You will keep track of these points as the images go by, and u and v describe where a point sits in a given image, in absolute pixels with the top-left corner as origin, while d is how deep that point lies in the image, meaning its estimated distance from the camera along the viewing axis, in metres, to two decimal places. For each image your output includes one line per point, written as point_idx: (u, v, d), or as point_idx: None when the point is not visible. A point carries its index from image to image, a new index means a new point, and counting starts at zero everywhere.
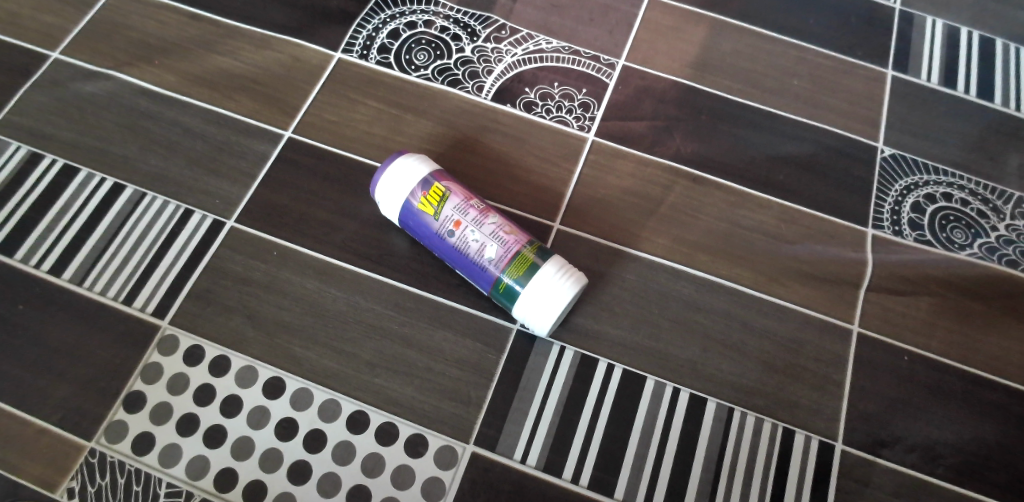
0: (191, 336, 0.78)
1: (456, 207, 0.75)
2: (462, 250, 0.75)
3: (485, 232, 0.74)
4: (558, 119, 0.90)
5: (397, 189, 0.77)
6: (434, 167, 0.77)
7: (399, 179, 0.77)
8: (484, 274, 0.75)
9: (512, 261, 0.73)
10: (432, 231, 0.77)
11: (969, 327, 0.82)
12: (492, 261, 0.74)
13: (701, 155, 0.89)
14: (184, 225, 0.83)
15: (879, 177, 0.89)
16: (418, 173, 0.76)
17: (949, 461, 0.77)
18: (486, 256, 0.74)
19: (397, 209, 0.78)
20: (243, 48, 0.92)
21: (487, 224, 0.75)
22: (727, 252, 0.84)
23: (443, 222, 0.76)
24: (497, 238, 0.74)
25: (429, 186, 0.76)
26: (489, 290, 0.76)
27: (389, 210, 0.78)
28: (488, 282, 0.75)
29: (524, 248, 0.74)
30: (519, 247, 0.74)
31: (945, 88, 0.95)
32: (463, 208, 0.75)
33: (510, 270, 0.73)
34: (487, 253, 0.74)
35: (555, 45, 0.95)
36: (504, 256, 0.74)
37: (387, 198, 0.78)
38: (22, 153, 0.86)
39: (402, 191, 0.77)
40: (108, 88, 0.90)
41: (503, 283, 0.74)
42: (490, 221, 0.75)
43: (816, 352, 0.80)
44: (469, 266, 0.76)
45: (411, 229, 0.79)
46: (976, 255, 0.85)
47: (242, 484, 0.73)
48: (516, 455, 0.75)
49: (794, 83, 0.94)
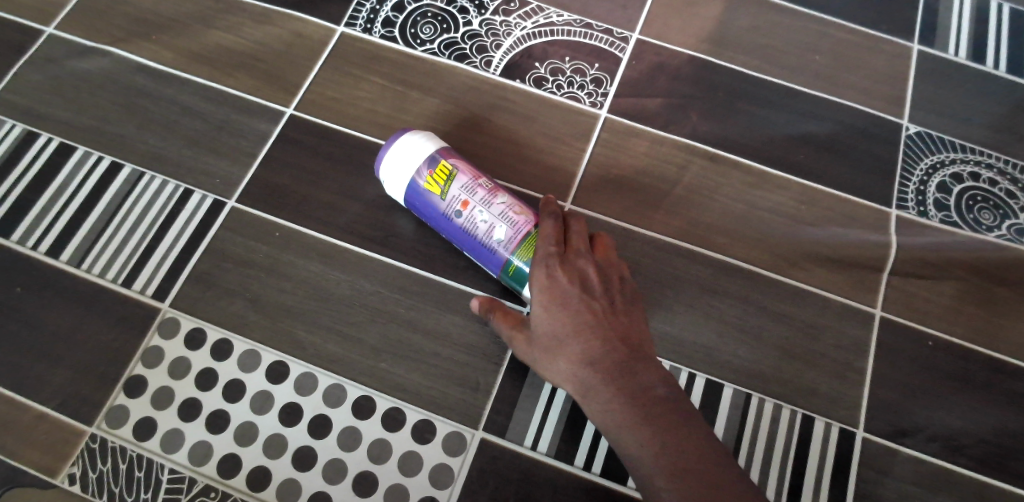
0: (193, 319, 0.76)
1: (464, 187, 0.73)
2: (470, 233, 0.73)
3: (495, 215, 0.72)
4: (570, 95, 0.87)
5: (400, 168, 0.74)
6: (440, 143, 0.75)
7: (403, 154, 0.74)
8: (495, 255, 0.72)
9: (523, 246, 0.71)
10: (439, 212, 0.74)
11: (996, 311, 0.79)
12: (502, 243, 0.71)
13: (717, 134, 0.86)
14: (185, 205, 0.80)
15: (903, 156, 0.86)
16: (423, 149, 0.73)
17: (974, 449, 0.75)
18: (495, 237, 0.72)
19: (402, 190, 0.75)
20: (243, 23, 0.89)
21: (497, 206, 0.72)
22: (744, 234, 0.81)
23: (450, 203, 0.73)
24: (507, 219, 0.71)
25: (436, 164, 0.73)
26: (500, 277, 0.73)
27: (393, 191, 0.76)
28: (499, 268, 0.73)
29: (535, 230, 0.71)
30: (530, 228, 0.71)
31: (973, 63, 0.91)
32: (472, 189, 0.73)
33: (522, 254, 0.71)
34: (496, 239, 0.72)
35: (566, 18, 0.91)
36: (515, 238, 0.71)
37: (390, 178, 0.75)
38: (19, 131, 0.84)
39: (406, 171, 0.74)
40: (104, 65, 0.87)
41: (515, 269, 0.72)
42: (501, 202, 0.72)
43: (836, 338, 0.78)
44: (478, 248, 0.73)
45: (417, 210, 0.76)
46: (1005, 237, 0.83)
47: (245, 471, 0.72)
48: (526, 442, 0.73)
49: (815, 59, 0.90)
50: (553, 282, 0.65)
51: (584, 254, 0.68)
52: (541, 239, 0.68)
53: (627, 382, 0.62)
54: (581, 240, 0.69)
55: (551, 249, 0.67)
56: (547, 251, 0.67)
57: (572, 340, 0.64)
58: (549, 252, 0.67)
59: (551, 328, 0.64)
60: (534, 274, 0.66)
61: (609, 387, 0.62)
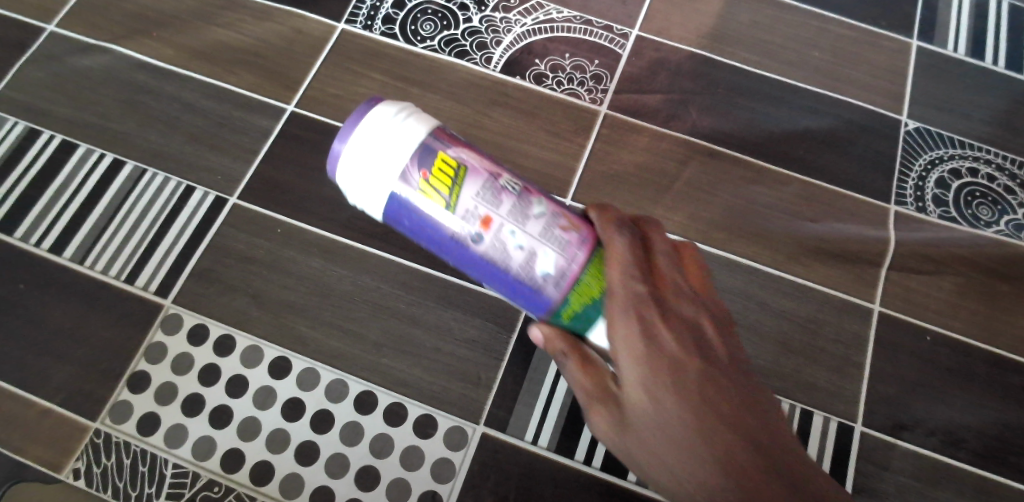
0: (195, 315, 0.77)
1: (487, 200, 0.56)
2: (495, 259, 0.56)
3: (535, 232, 0.55)
4: (570, 92, 0.87)
5: (382, 167, 0.55)
6: (434, 125, 0.57)
7: (388, 147, 0.55)
8: (540, 293, 0.56)
9: (581, 277, 0.56)
10: (454, 233, 0.56)
11: (993, 305, 0.80)
12: (550, 277, 0.55)
13: (717, 130, 0.86)
14: (186, 202, 0.81)
15: (902, 152, 0.86)
16: (414, 137, 0.56)
17: (971, 443, 0.75)
18: (541, 271, 0.55)
19: (382, 198, 0.56)
20: (244, 20, 0.90)
21: (535, 219, 0.56)
22: (744, 230, 0.82)
23: (464, 219, 0.56)
24: (555, 244, 0.55)
25: (432, 157, 0.56)
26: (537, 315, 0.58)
27: (367, 202, 0.57)
28: (539, 304, 0.57)
29: (595, 251, 0.56)
30: (586, 249, 0.56)
31: (972, 59, 0.91)
32: (494, 193, 0.56)
33: (580, 287, 0.56)
34: (539, 267, 0.55)
35: (566, 14, 0.91)
36: (570, 270, 0.55)
37: (364, 181, 0.56)
38: (20, 128, 0.84)
39: (389, 168, 0.55)
40: (106, 62, 0.87)
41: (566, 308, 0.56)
42: (539, 213, 0.56)
43: (835, 333, 0.78)
44: (515, 282, 0.57)
45: (415, 225, 0.58)
46: (1003, 232, 0.83)
47: (249, 465, 0.72)
48: (527, 436, 0.74)
49: (814, 54, 0.91)
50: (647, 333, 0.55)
51: (679, 296, 0.57)
52: (625, 275, 0.56)
53: (748, 454, 0.52)
54: (671, 269, 0.58)
55: (642, 290, 0.55)
56: (637, 292, 0.55)
57: (678, 406, 0.53)
58: (640, 294, 0.55)
59: (649, 391, 0.53)
60: (623, 321, 0.55)
61: (727, 463, 0.51)
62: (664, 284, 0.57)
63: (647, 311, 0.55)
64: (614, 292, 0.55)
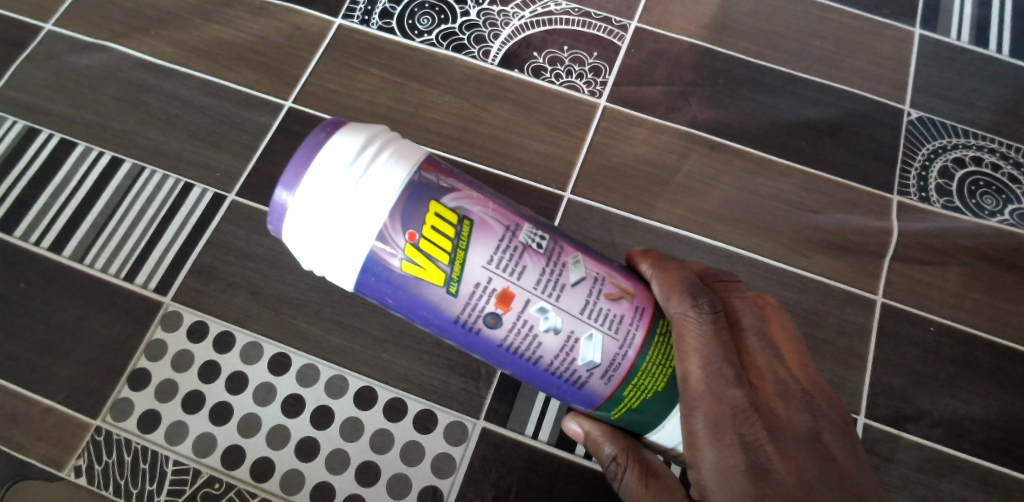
0: (194, 311, 0.77)
1: (496, 276, 0.54)
2: (525, 339, 0.56)
3: (574, 308, 0.55)
4: (569, 84, 0.86)
5: (351, 216, 0.52)
6: (411, 162, 0.54)
7: (351, 208, 0.52)
8: (580, 378, 0.57)
9: (638, 364, 0.56)
10: (456, 315, 0.55)
11: (998, 296, 0.79)
12: (595, 366, 0.56)
13: (718, 121, 0.85)
14: (185, 199, 0.81)
15: (905, 142, 0.85)
16: (391, 180, 0.53)
17: (976, 435, 0.74)
18: (580, 358, 0.56)
19: (356, 255, 0.53)
20: (241, 16, 0.89)
21: (571, 291, 0.55)
22: (745, 222, 0.81)
23: (474, 294, 0.54)
24: (607, 325, 0.55)
25: (416, 209, 0.53)
26: (585, 401, 0.58)
27: (336, 267, 0.54)
28: (586, 389, 0.57)
29: (652, 329, 0.57)
30: (643, 329, 0.56)
31: (976, 47, 0.90)
32: (512, 256, 0.55)
33: (637, 378, 0.56)
34: (583, 348, 0.55)
35: (564, 7, 0.90)
36: (624, 366, 0.56)
37: (317, 223, 0.52)
38: (19, 128, 0.84)
39: (360, 230, 0.52)
40: (103, 60, 0.87)
41: (623, 396, 0.57)
42: (575, 282, 0.56)
43: (838, 324, 0.77)
44: (553, 368, 0.57)
45: (404, 302, 0.56)
46: (1007, 222, 0.82)
47: (249, 462, 0.72)
48: (527, 430, 0.73)
49: (815, 44, 0.90)
50: (740, 429, 0.54)
51: (776, 393, 0.57)
52: (718, 366, 0.55)
53: None
54: (768, 361, 0.58)
55: (737, 384, 0.55)
56: (733, 387, 0.55)
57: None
58: (736, 390, 0.55)
59: (743, 482, 0.53)
60: (720, 416, 0.54)
61: None
62: (758, 379, 0.57)
63: (742, 407, 0.55)
64: (701, 380, 0.55)
